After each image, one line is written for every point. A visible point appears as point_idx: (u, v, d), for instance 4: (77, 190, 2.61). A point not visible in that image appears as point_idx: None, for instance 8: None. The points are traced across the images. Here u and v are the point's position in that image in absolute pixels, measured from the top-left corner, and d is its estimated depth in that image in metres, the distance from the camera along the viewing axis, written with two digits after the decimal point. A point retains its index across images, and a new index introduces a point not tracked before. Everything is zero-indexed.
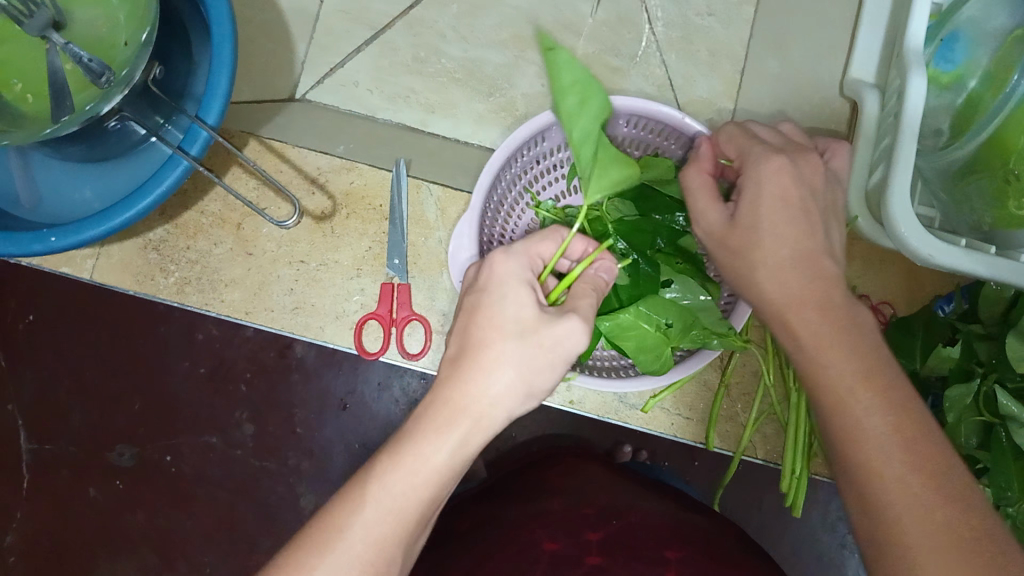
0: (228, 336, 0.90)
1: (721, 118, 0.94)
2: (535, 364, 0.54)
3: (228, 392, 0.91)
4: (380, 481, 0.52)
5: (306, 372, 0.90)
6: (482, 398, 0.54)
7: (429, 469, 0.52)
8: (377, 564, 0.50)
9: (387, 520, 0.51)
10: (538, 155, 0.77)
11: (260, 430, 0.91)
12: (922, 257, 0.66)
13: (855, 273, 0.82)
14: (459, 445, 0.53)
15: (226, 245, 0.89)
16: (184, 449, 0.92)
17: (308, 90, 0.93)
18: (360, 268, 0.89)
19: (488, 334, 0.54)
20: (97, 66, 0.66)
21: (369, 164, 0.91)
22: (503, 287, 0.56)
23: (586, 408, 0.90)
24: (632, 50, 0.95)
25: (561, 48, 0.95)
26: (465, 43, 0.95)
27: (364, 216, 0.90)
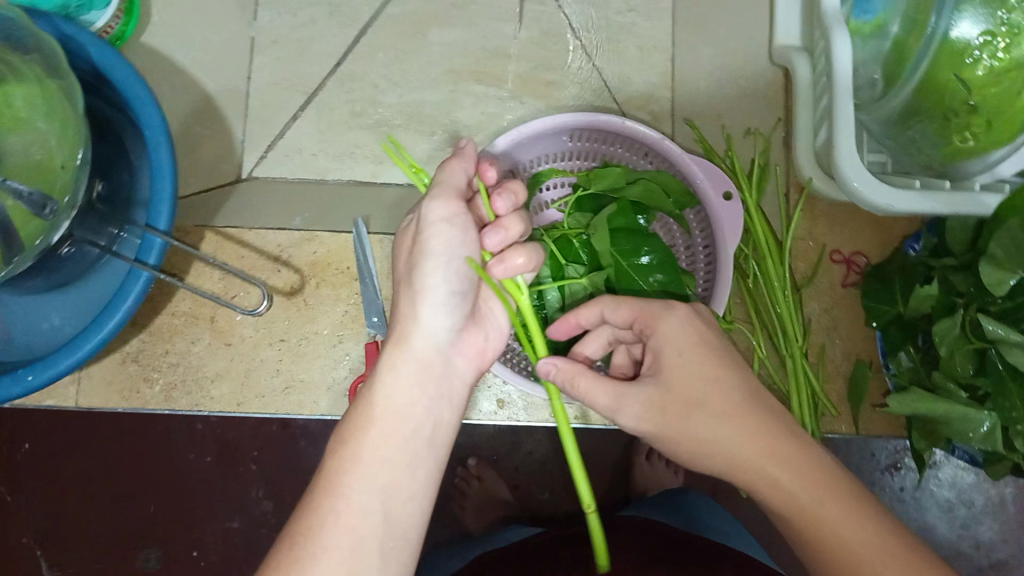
0: (228, 421, 0.89)
1: (663, 108, 0.95)
2: (454, 325, 0.62)
3: (240, 473, 0.89)
4: (344, 442, 0.57)
5: (313, 439, 0.89)
6: (418, 335, 0.61)
7: (391, 407, 0.59)
8: (371, 514, 0.55)
9: (374, 468, 0.56)
10: (492, 187, 0.77)
11: (277, 503, 0.89)
12: (881, 208, 0.66)
13: (822, 232, 0.82)
14: (403, 396, 0.59)
15: (205, 341, 0.89)
16: (208, 538, 0.90)
17: (253, 166, 0.93)
18: (342, 334, 0.89)
19: (409, 301, 0.61)
20: (39, 198, 0.65)
21: (329, 230, 0.90)
22: (414, 260, 0.60)
23: (593, 420, 0.90)
24: (563, 61, 0.96)
25: (494, 74, 0.96)
26: (399, 89, 0.95)
27: (334, 281, 0.89)
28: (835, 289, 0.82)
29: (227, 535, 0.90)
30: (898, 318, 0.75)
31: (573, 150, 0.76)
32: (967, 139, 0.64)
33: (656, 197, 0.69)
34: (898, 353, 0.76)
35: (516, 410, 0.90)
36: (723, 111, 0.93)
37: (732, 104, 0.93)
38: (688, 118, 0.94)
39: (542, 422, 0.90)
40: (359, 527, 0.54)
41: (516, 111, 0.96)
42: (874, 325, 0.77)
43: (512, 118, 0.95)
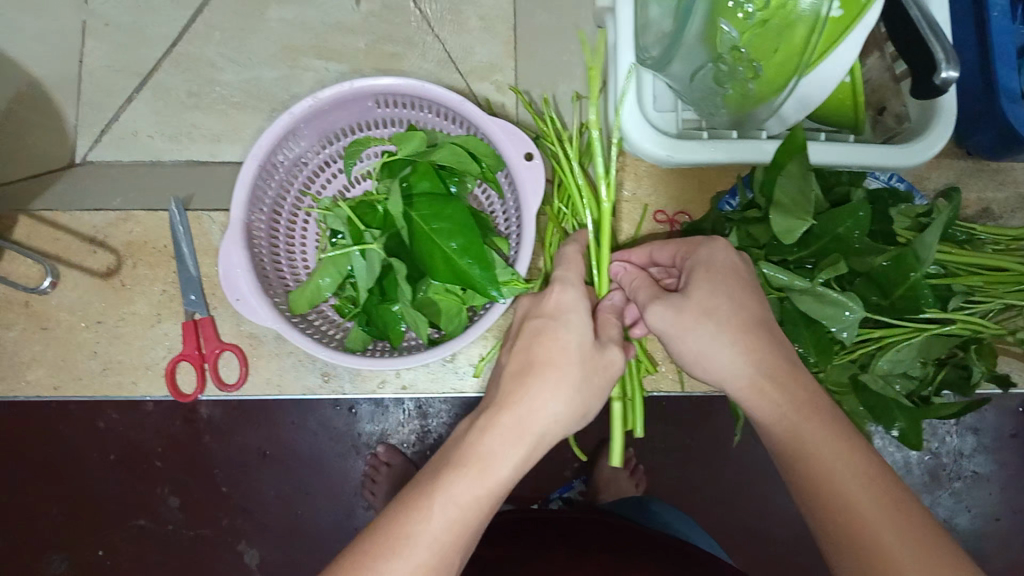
0: (130, 418, 0.92)
1: (506, 78, 0.95)
2: (592, 377, 0.58)
3: (146, 471, 0.95)
4: (430, 489, 0.53)
5: (216, 432, 0.93)
6: (518, 410, 0.56)
7: (490, 473, 0.54)
8: (455, 537, 0.52)
9: (444, 520, 0.52)
10: (300, 156, 0.73)
11: (184, 499, 0.95)
12: (665, 160, 0.66)
13: (646, 192, 0.81)
14: (518, 453, 0.55)
15: (18, 327, 0.78)
16: (120, 541, 0.96)
17: (87, 151, 0.91)
18: (161, 314, 0.78)
19: (547, 347, 0.58)
20: None
21: (146, 208, 0.80)
22: (557, 307, 0.60)
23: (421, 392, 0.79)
24: (406, 33, 0.95)
25: (335, 48, 0.95)
26: (237, 67, 0.94)
27: (149, 261, 0.78)
28: None
29: (137, 533, 0.96)
30: None
31: (387, 117, 0.74)
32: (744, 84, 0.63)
33: (463, 161, 0.69)
34: None
35: (341, 382, 0.77)
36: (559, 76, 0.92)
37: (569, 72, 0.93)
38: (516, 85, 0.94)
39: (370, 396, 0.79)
40: (442, 546, 0.51)
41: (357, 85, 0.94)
42: None
43: None
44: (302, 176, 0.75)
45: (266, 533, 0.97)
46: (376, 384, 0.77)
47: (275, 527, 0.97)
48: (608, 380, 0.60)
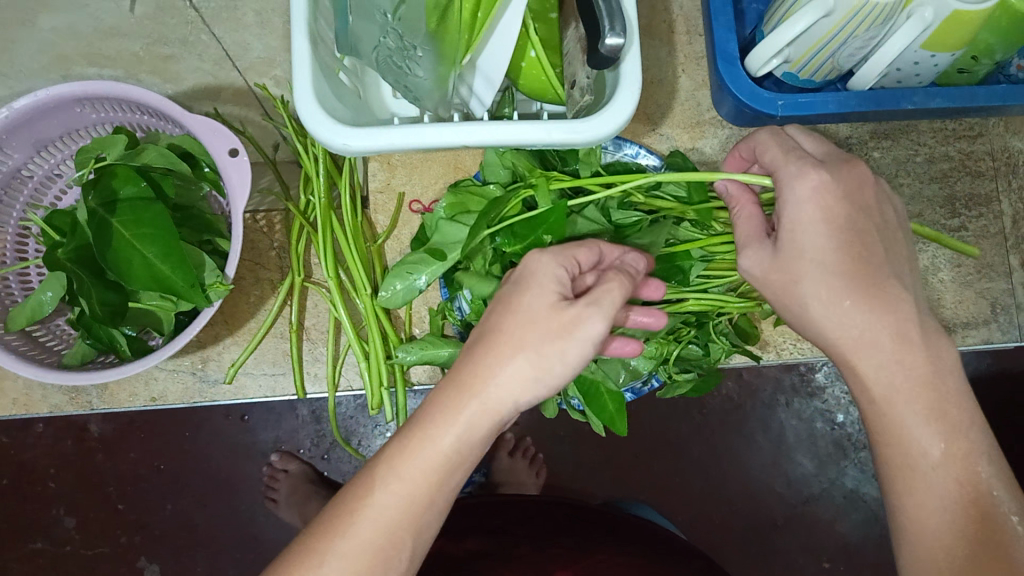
0: (20, 438, 0.92)
1: (285, 72, 0.93)
2: (551, 352, 0.50)
3: (38, 492, 0.94)
4: (369, 489, 0.50)
5: (109, 449, 0.93)
6: (490, 379, 0.51)
7: (441, 451, 0.51)
8: (389, 530, 0.50)
9: (386, 507, 0.50)
10: (18, 167, 0.72)
11: (80, 519, 0.95)
12: (339, 148, 0.62)
13: (400, 180, 0.79)
14: (468, 428, 0.51)
15: None
16: (10, 563, 0.96)
17: None
18: None
19: (511, 312, 0.51)
20: None
21: None
22: (529, 277, 0.52)
23: (172, 400, 0.82)
24: (180, 34, 0.93)
25: (107, 55, 0.93)
26: (13, 81, 0.94)
27: None
28: None
29: (37, 553, 0.96)
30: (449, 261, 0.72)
31: (105, 121, 0.74)
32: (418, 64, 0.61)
33: (171, 162, 0.68)
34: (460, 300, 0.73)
35: (89, 395, 0.82)
36: None
37: None
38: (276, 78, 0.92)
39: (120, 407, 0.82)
40: (369, 548, 0.49)
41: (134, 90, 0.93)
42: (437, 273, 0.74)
43: None
44: (29, 188, 0.75)
45: (163, 544, 0.96)
46: (127, 396, 0.82)
47: (173, 536, 0.95)
48: (582, 356, 0.51)
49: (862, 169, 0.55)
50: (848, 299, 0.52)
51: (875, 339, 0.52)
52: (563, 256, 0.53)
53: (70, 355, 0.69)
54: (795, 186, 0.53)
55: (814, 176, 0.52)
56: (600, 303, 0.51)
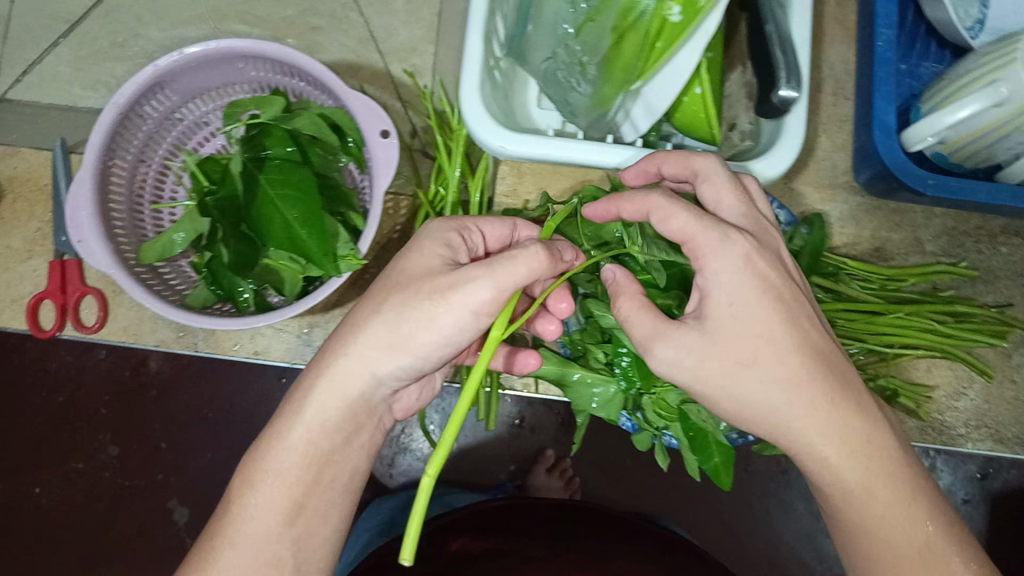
0: (80, 362, 0.92)
1: (424, 62, 0.94)
2: (408, 316, 0.53)
3: (86, 414, 0.94)
4: (242, 488, 0.54)
5: (161, 387, 0.93)
6: (335, 365, 0.54)
7: (284, 445, 0.54)
8: (285, 511, 0.54)
9: (215, 510, 0.54)
10: (172, 109, 0.75)
11: (123, 450, 0.95)
12: (498, 151, 0.64)
13: (526, 190, 0.80)
14: (318, 414, 0.55)
15: None
16: (46, 478, 0.95)
17: (8, 89, 0.93)
18: (33, 250, 0.79)
19: (370, 287, 0.55)
20: None
21: (33, 146, 0.80)
22: (414, 243, 0.57)
23: (272, 357, 0.83)
24: (331, 8, 0.95)
25: (257, 14, 0.95)
26: (163, 24, 0.95)
27: (31, 198, 0.79)
28: None
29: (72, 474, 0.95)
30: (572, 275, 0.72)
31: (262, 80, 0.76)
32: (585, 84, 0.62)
33: (321, 132, 0.69)
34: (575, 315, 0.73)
35: (195, 337, 0.83)
36: None
37: None
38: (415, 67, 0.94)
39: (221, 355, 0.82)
40: (266, 531, 0.53)
41: None
42: None
43: None
44: (177, 131, 0.77)
45: (199, 493, 0.96)
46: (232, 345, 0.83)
47: (211, 488, 0.96)
48: (456, 321, 0.53)
49: (744, 270, 0.52)
50: (785, 376, 0.52)
51: (815, 426, 0.52)
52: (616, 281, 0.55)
53: (194, 296, 0.71)
54: (714, 270, 0.52)
55: (740, 244, 0.53)
56: (494, 268, 0.52)
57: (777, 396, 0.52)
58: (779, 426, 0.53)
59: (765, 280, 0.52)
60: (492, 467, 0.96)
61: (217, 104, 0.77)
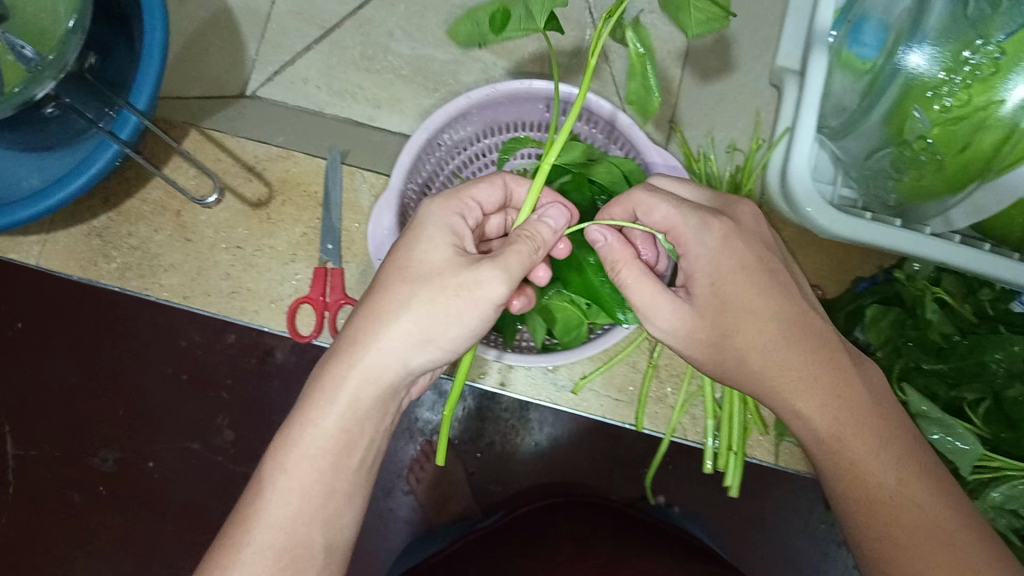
0: (207, 342, 0.94)
1: (663, 108, 0.90)
2: (441, 309, 0.55)
3: (208, 397, 0.96)
4: (275, 461, 0.57)
5: (284, 379, 0.96)
6: (373, 348, 0.56)
7: (323, 429, 0.57)
8: (317, 484, 0.57)
9: (293, 479, 0.57)
10: (461, 140, 0.77)
11: (237, 435, 0.97)
12: (822, 229, 0.65)
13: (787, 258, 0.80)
14: (353, 397, 0.57)
15: (166, 231, 0.81)
16: (164, 453, 0.97)
17: (259, 86, 0.94)
18: (295, 253, 0.80)
19: (388, 282, 0.57)
20: (29, 52, 0.70)
21: (305, 151, 0.82)
22: (419, 233, 0.58)
23: (516, 391, 0.80)
24: (576, 47, 0.96)
25: (504, 45, 0.96)
26: (412, 41, 0.96)
27: (299, 202, 0.81)
28: None
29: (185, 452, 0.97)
30: None
31: (551, 120, 0.77)
32: (922, 176, 0.65)
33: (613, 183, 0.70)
34: None
35: None
36: (715, 122, 0.88)
37: (727, 116, 0.88)
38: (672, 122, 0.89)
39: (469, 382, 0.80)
40: (311, 498, 0.57)
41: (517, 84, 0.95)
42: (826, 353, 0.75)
43: None
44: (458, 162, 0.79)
45: None
46: (477, 373, 0.80)
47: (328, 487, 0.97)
48: (480, 317, 0.56)
49: (731, 239, 0.58)
50: (796, 341, 0.57)
51: (834, 400, 0.57)
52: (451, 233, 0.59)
53: None
54: (708, 239, 0.58)
55: (720, 224, 0.59)
56: (506, 269, 0.55)
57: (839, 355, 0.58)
58: (824, 403, 0.57)
59: (768, 240, 0.60)
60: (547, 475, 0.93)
61: (499, 137, 0.79)
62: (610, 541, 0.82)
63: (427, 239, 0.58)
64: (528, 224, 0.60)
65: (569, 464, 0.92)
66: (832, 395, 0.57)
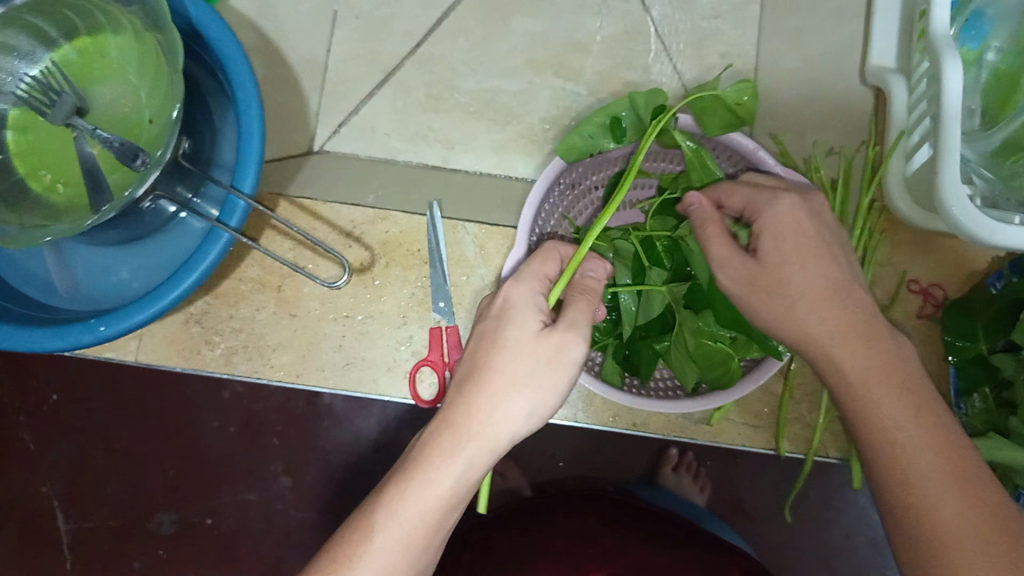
0: (253, 392, 0.88)
1: None
2: (543, 383, 0.57)
3: (261, 445, 0.89)
4: (377, 529, 0.54)
5: (335, 418, 0.88)
6: (486, 421, 0.56)
7: (435, 495, 0.55)
8: (409, 556, 0.54)
9: (393, 549, 0.53)
10: (575, 180, 0.77)
11: (296, 480, 0.89)
12: (981, 240, 0.65)
13: (902, 259, 0.81)
14: (466, 468, 0.56)
15: (270, 309, 0.87)
16: (225, 508, 0.90)
17: (326, 140, 0.89)
18: (406, 315, 0.86)
19: (497, 355, 0.57)
20: (130, 148, 0.63)
21: (403, 210, 0.87)
22: (513, 311, 0.59)
23: (651, 429, 0.87)
24: (645, 61, 0.90)
25: (573, 69, 0.90)
26: (478, 76, 0.90)
27: (404, 262, 0.87)
28: (911, 320, 0.80)
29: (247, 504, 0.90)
30: (981, 356, 0.74)
31: (661, 151, 0.77)
32: None
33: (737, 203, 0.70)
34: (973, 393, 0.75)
35: (576, 409, 0.87)
36: (806, 127, 0.88)
37: (817, 121, 0.88)
38: (772, 131, 0.88)
39: (603, 425, 0.87)
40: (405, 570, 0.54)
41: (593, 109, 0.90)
42: (951, 360, 0.77)
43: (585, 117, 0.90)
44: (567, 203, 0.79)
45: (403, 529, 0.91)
46: (609, 416, 0.87)
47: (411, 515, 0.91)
48: (566, 384, 0.59)
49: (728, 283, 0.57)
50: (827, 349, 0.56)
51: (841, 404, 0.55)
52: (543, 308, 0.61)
53: (607, 372, 0.72)
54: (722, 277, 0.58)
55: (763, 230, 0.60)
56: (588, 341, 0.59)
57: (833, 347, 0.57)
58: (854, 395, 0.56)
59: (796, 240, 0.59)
60: (588, 471, 0.88)
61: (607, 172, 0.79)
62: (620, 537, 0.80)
63: (524, 305, 0.60)
64: (576, 280, 0.64)
65: (616, 459, 0.88)
66: (860, 376, 0.55)
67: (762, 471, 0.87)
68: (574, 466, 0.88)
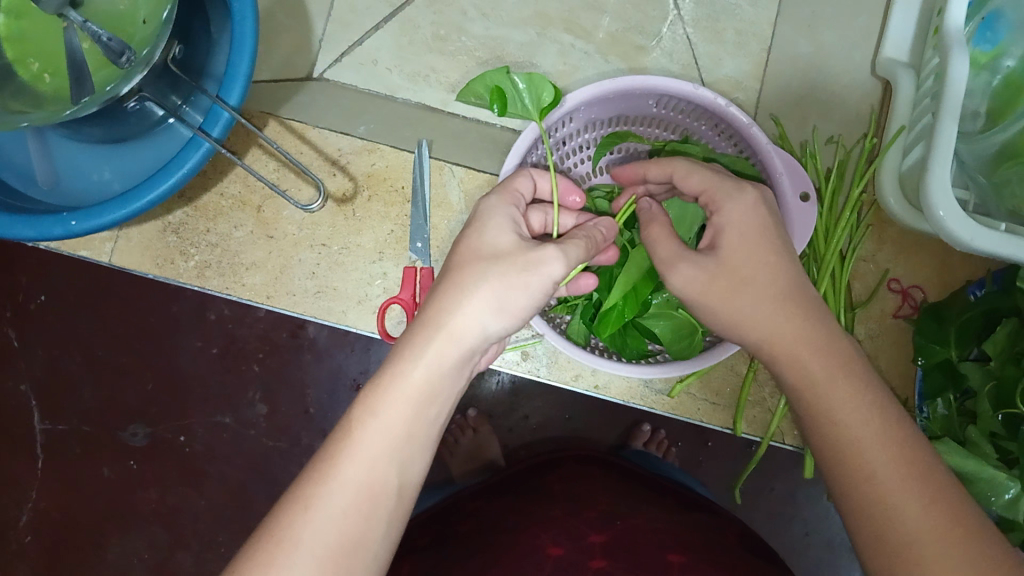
0: (237, 317, 0.88)
1: (748, 98, 0.88)
2: (509, 275, 0.54)
3: (239, 372, 0.90)
4: (355, 426, 0.51)
5: (317, 353, 0.88)
6: (455, 313, 0.53)
7: (410, 387, 0.52)
8: (385, 450, 0.50)
9: (371, 445, 0.50)
10: (564, 136, 0.76)
11: (270, 409, 0.90)
12: (961, 243, 0.64)
13: (885, 257, 0.81)
14: (438, 361, 0.53)
15: (248, 228, 0.87)
16: (197, 428, 0.91)
17: (327, 68, 0.88)
18: (383, 251, 0.86)
19: (464, 254, 0.55)
20: (117, 44, 0.63)
21: (391, 145, 0.87)
22: (484, 219, 0.58)
23: (611, 394, 0.88)
24: (657, 28, 0.89)
25: (585, 26, 0.89)
26: (487, 21, 0.89)
27: (386, 198, 0.87)
28: (885, 319, 0.81)
29: (218, 428, 0.90)
30: (947, 363, 0.73)
31: (657, 116, 0.77)
32: None
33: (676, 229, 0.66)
34: (935, 398, 0.75)
35: (538, 365, 0.88)
36: (810, 115, 0.87)
37: (820, 110, 0.87)
38: (773, 114, 0.87)
39: (562, 383, 0.88)
40: (380, 461, 0.50)
41: (598, 70, 0.89)
42: (918, 363, 0.76)
43: (590, 76, 0.89)
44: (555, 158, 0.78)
45: None
46: (571, 376, 0.88)
47: None
48: (545, 286, 0.55)
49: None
50: (795, 320, 0.56)
51: (799, 376, 0.54)
52: (513, 217, 0.59)
53: (574, 332, 0.74)
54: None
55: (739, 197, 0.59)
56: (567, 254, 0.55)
57: (801, 322, 0.56)
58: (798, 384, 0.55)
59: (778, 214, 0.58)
60: (559, 438, 0.90)
61: (600, 132, 0.79)
62: (606, 493, 0.79)
63: (485, 206, 0.59)
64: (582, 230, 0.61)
65: (588, 428, 0.89)
66: None
67: (726, 456, 0.88)
68: (545, 432, 0.90)
